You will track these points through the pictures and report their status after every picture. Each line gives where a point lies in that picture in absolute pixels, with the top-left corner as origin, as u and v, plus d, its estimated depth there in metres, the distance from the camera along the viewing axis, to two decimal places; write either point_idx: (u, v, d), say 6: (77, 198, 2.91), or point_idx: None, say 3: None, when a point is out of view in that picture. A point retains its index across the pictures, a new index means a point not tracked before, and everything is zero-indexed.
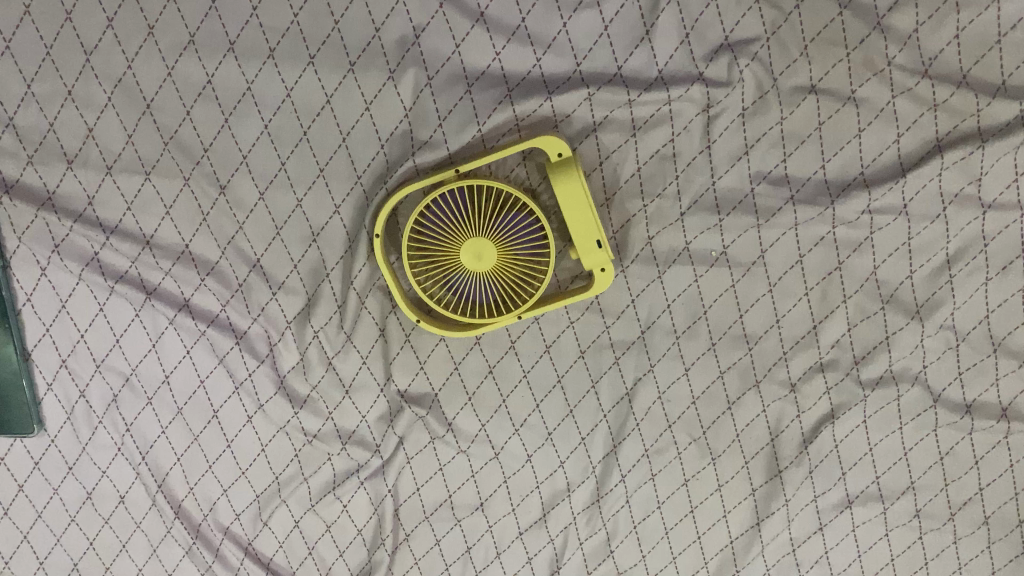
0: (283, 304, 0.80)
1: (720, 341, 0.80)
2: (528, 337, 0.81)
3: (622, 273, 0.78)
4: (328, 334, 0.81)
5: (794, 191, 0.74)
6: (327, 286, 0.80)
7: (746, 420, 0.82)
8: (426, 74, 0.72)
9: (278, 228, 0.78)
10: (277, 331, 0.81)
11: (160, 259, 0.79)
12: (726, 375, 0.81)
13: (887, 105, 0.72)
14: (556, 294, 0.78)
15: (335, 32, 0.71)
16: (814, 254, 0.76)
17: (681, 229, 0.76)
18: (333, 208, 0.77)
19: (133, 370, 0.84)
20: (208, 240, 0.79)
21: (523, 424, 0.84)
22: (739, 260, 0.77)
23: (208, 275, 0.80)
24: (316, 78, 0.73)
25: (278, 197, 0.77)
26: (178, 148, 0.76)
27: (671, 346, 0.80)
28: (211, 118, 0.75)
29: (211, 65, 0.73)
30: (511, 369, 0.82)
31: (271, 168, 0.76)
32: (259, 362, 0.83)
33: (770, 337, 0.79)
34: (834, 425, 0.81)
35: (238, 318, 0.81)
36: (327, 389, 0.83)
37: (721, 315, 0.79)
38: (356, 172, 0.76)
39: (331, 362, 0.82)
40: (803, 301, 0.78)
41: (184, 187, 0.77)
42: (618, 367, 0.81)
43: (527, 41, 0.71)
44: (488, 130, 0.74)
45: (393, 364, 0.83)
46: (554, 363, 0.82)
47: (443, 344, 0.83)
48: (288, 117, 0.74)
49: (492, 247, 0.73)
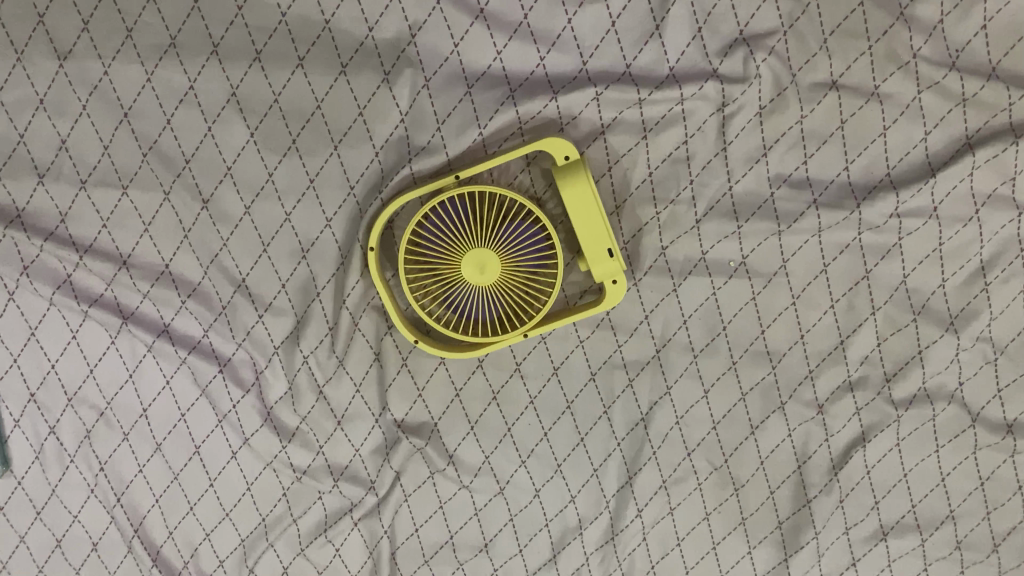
0: (270, 327, 0.75)
1: (741, 359, 0.74)
2: (534, 358, 0.76)
3: (635, 285, 0.73)
4: (319, 358, 0.76)
5: (816, 194, 0.70)
6: (318, 306, 0.74)
7: (770, 446, 0.76)
8: (423, 75, 0.68)
9: (266, 243, 0.73)
10: (264, 357, 0.76)
11: (138, 279, 0.74)
12: (749, 396, 0.75)
13: (913, 101, 0.67)
14: (565, 310, 0.73)
15: (326, 32, 0.67)
16: (839, 262, 0.71)
17: (697, 237, 0.71)
18: (324, 221, 0.72)
19: (109, 403, 0.77)
20: (189, 259, 0.73)
21: (530, 454, 0.77)
22: (759, 271, 0.72)
23: (190, 297, 0.74)
24: (306, 82, 0.69)
25: (265, 210, 0.72)
26: (158, 159, 0.71)
27: (688, 365, 0.75)
28: (193, 126, 0.70)
29: (193, 68, 0.68)
30: (517, 394, 0.77)
31: (258, 179, 0.71)
32: (244, 391, 0.77)
33: (795, 353, 0.74)
34: (865, 449, 0.75)
35: (221, 343, 0.76)
36: (317, 420, 0.77)
37: (741, 330, 0.73)
38: (348, 182, 0.71)
39: (322, 390, 0.76)
40: (828, 313, 0.73)
41: (164, 201, 0.72)
42: (632, 389, 0.76)
43: (530, 38, 0.67)
44: (490, 134, 0.69)
45: (390, 391, 0.77)
46: (563, 387, 0.76)
47: (443, 367, 0.77)
48: (275, 122, 0.70)
49: (496, 257, 0.68)
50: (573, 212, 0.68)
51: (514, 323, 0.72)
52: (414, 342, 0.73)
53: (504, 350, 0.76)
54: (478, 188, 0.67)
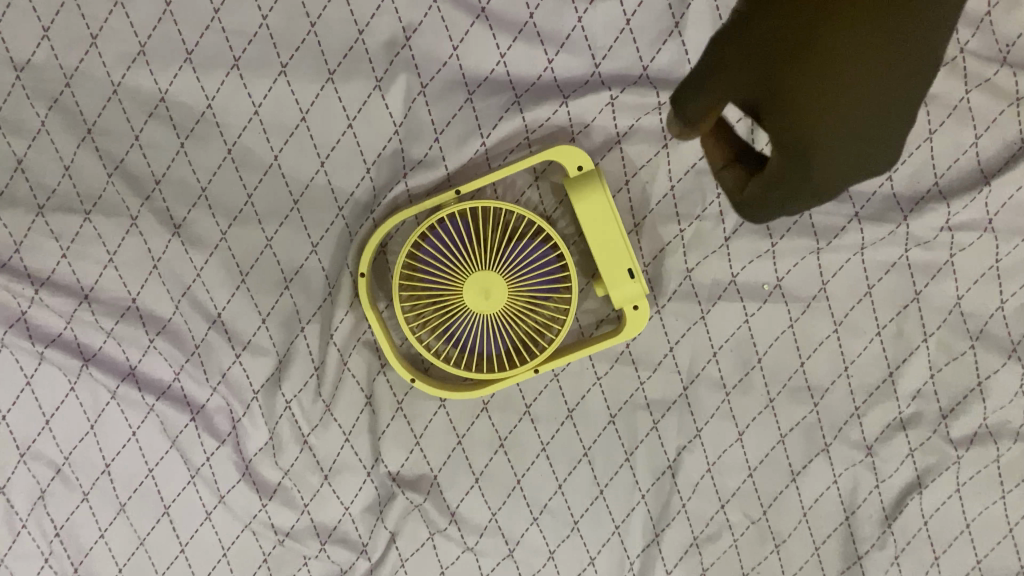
0: (249, 368, 0.67)
1: (779, 396, 0.66)
2: (546, 398, 0.68)
3: (657, 312, 0.66)
4: (303, 404, 0.68)
5: (858, 207, 0.63)
6: (303, 342, 0.67)
7: (815, 494, 0.67)
8: (419, 81, 0.61)
9: (244, 273, 0.66)
10: (241, 403, 0.68)
11: (101, 316, 0.65)
12: (789, 438, 0.67)
13: (960, 102, 0.61)
14: (579, 343, 0.65)
15: (311, 36, 0.61)
16: (885, 283, 0.64)
17: (726, 257, 0.64)
18: (310, 247, 0.66)
19: (67, 458, 0.66)
20: (159, 292, 0.65)
21: (543, 510, 0.68)
22: (797, 294, 0.65)
23: (159, 335, 0.66)
24: (289, 90, 0.62)
25: (244, 235, 0.65)
26: (124, 179, 0.64)
27: (720, 404, 0.66)
28: (165, 142, 0.63)
29: (165, 79, 0.62)
30: (527, 440, 0.68)
31: (237, 201, 0.64)
32: (219, 442, 0.68)
33: (838, 387, 0.66)
34: (922, 496, 0.66)
35: (194, 388, 0.67)
36: (301, 474, 0.68)
37: (778, 362, 0.66)
38: (336, 203, 0.65)
39: (307, 439, 0.68)
40: (876, 341, 0.65)
41: (131, 227, 0.64)
42: (658, 432, 0.67)
43: (536, 39, 0.60)
44: (494, 143, 0.64)
45: (384, 439, 0.69)
46: (579, 431, 0.68)
47: (443, 410, 0.69)
48: (255, 137, 0.63)
49: (501, 281, 0.61)
50: (590, 228, 0.60)
51: (523, 357, 0.64)
52: (411, 380, 0.65)
53: (512, 389, 0.68)
54: (482, 204, 0.60)
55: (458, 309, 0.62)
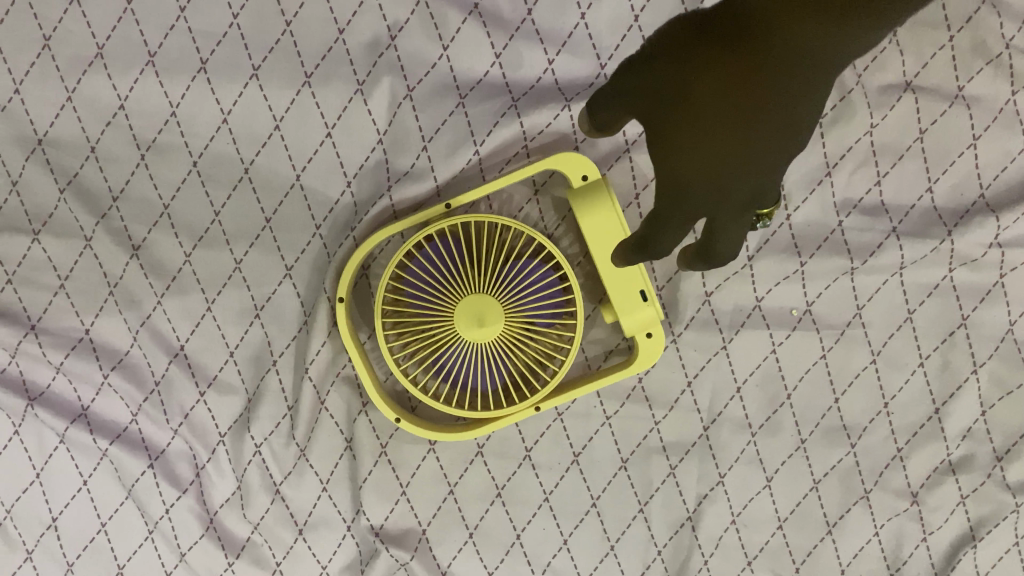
0: (214, 408, 0.60)
1: (811, 437, 0.59)
2: (549, 442, 0.60)
3: (674, 341, 0.59)
4: (274, 448, 0.60)
5: (895, 222, 0.56)
6: (275, 378, 0.60)
7: (853, 549, 0.59)
8: (405, 84, 0.56)
9: (210, 301, 0.59)
10: (205, 448, 0.60)
11: (48, 349, 0.58)
12: (823, 484, 0.59)
13: (1008, 104, 0.54)
14: (585, 378, 0.58)
15: (286, 36, 0.55)
16: (928, 307, 0.57)
17: (750, 278, 0.58)
18: (284, 271, 0.59)
19: (8, 512, 0.59)
20: (116, 322, 0.58)
21: (546, 569, 0.60)
22: (829, 321, 0.58)
23: (114, 371, 0.59)
24: (261, 95, 0.56)
25: (211, 258, 0.58)
26: (78, 196, 0.57)
27: (745, 447, 0.59)
28: (124, 155, 0.57)
29: (125, 84, 0.56)
30: (528, 490, 0.60)
31: (203, 219, 0.58)
32: (180, 492, 0.60)
33: (878, 426, 0.58)
34: (976, 551, 0.58)
35: (153, 430, 0.60)
36: (272, 528, 0.60)
37: (810, 398, 0.58)
38: (313, 220, 0.59)
39: (279, 489, 0.60)
40: (919, 374, 0.58)
41: (84, 249, 0.58)
42: (675, 479, 0.59)
43: (535, 37, 0.55)
44: (488, 152, 0.57)
45: (365, 489, 0.61)
46: (586, 478, 0.60)
47: (433, 455, 0.61)
48: (224, 147, 0.57)
49: (498, 306, 0.53)
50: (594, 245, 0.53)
51: (521, 394, 0.57)
52: (396, 420, 0.57)
53: (509, 433, 0.61)
54: (476, 218, 0.54)
55: (447, 337, 0.54)
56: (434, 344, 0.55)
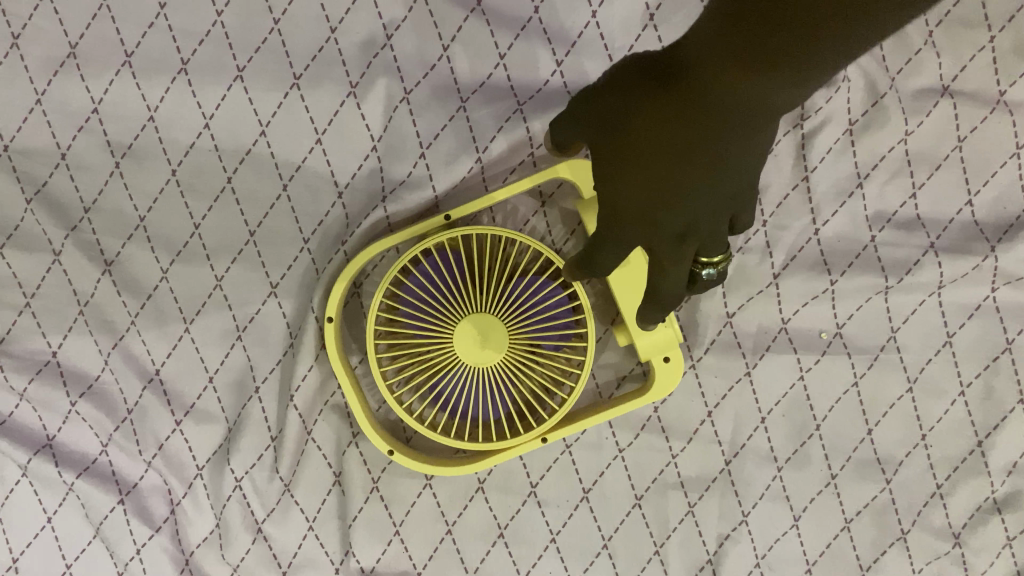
0: (192, 438, 0.55)
1: (842, 472, 0.54)
2: (556, 476, 0.55)
3: (692, 367, 0.54)
4: (256, 483, 0.55)
5: (933, 236, 0.52)
6: (258, 406, 0.55)
7: None
8: (403, 86, 0.51)
9: (188, 321, 0.54)
10: (182, 482, 0.55)
11: (11, 374, 0.53)
12: (857, 523, 0.54)
13: None
14: (596, 407, 0.53)
15: (274, 34, 0.50)
16: (969, 330, 0.53)
17: (775, 298, 0.53)
18: (269, 288, 0.55)
19: None
20: (86, 344, 0.54)
21: None
22: (861, 344, 0.53)
23: (84, 398, 0.54)
24: (246, 99, 0.51)
25: (190, 274, 0.54)
26: (46, 207, 0.52)
27: (770, 482, 0.54)
28: (97, 162, 0.52)
29: (98, 87, 0.50)
30: (534, 529, 0.55)
31: (183, 233, 0.54)
32: (153, 531, 0.55)
33: (915, 459, 0.54)
34: None
35: (125, 463, 0.55)
36: (254, 570, 0.55)
37: (841, 429, 0.54)
38: (301, 234, 0.54)
39: (261, 528, 0.55)
40: (959, 402, 0.53)
41: (53, 264, 0.53)
42: (694, 517, 0.54)
43: (542, 37, 0.51)
44: (490, 160, 0.54)
45: (356, 527, 0.56)
46: (597, 517, 0.55)
47: (430, 490, 0.56)
48: (205, 155, 0.52)
49: (501, 327, 0.49)
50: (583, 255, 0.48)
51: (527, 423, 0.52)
52: (390, 451, 0.52)
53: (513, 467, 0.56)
54: (480, 232, 0.49)
55: (448, 362, 0.50)
56: (433, 369, 0.50)
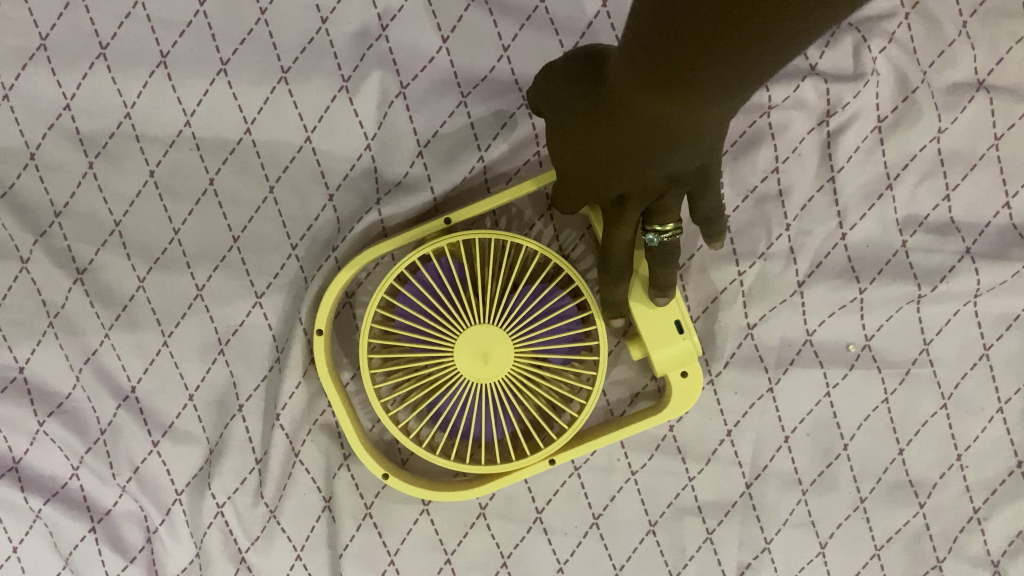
0: (170, 460, 0.51)
1: (872, 495, 0.50)
2: (563, 501, 0.51)
3: (710, 383, 0.50)
4: (239, 509, 0.51)
5: (969, 241, 0.48)
6: (241, 425, 0.51)
7: None
8: (398, 80, 0.48)
9: (167, 333, 0.50)
10: (159, 508, 0.51)
11: None
12: (888, 551, 0.50)
13: None
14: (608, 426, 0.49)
15: (261, 25, 0.46)
16: (1007, 342, 0.49)
17: (800, 308, 0.49)
18: (253, 298, 0.51)
19: None
20: (56, 359, 0.50)
21: None
22: (891, 358, 0.49)
23: (53, 416, 0.50)
24: (230, 93, 0.47)
25: (169, 283, 0.50)
26: (14, 211, 0.49)
27: (795, 507, 0.50)
28: (69, 163, 0.48)
29: (70, 81, 0.47)
30: (539, 558, 0.51)
31: (161, 238, 0.50)
32: (127, 560, 0.51)
33: (951, 482, 0.50)
34: None
35: (97, 487, 0.51)
36: None
37: (870, 449, 0.50)
38: (288, 239, 0.50)
39: (245, 557, 0.51)
40: (998, 419, 0.49)
41: (21, 272, 0.49)
42: (713, 544, 0.50)
43: (549, 28, 0.47)
44: (493, 160, 0.50)
45: (347, 556, 0.52)
46: (607, 544, 0.51)
47: (427, 516, 0.52)
48: (185, 154, 0.49)
49: (506, 340, 0.45)
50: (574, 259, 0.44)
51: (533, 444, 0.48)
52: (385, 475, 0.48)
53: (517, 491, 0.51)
54: (482, 238, 0.45)
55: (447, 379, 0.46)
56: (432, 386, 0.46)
